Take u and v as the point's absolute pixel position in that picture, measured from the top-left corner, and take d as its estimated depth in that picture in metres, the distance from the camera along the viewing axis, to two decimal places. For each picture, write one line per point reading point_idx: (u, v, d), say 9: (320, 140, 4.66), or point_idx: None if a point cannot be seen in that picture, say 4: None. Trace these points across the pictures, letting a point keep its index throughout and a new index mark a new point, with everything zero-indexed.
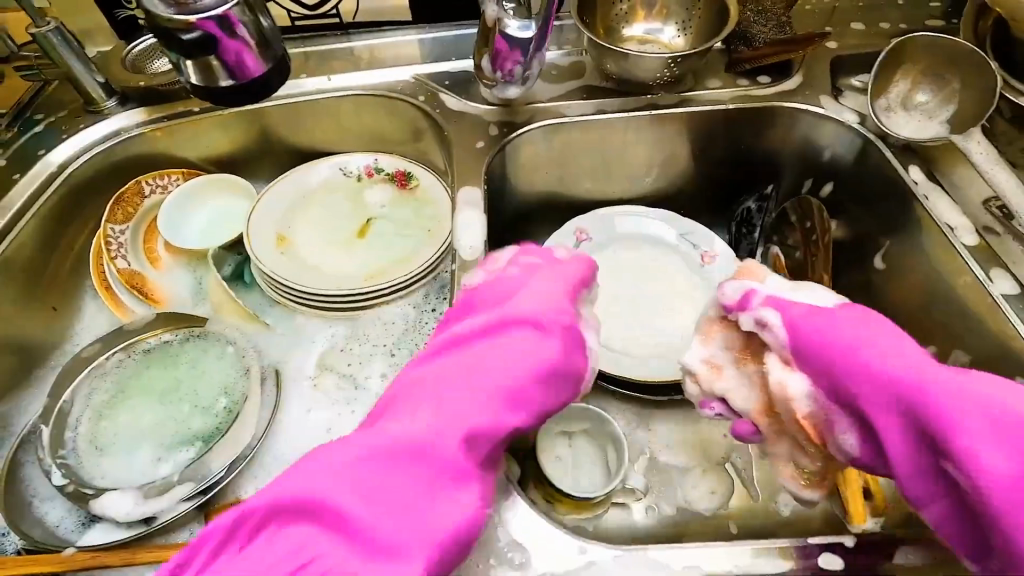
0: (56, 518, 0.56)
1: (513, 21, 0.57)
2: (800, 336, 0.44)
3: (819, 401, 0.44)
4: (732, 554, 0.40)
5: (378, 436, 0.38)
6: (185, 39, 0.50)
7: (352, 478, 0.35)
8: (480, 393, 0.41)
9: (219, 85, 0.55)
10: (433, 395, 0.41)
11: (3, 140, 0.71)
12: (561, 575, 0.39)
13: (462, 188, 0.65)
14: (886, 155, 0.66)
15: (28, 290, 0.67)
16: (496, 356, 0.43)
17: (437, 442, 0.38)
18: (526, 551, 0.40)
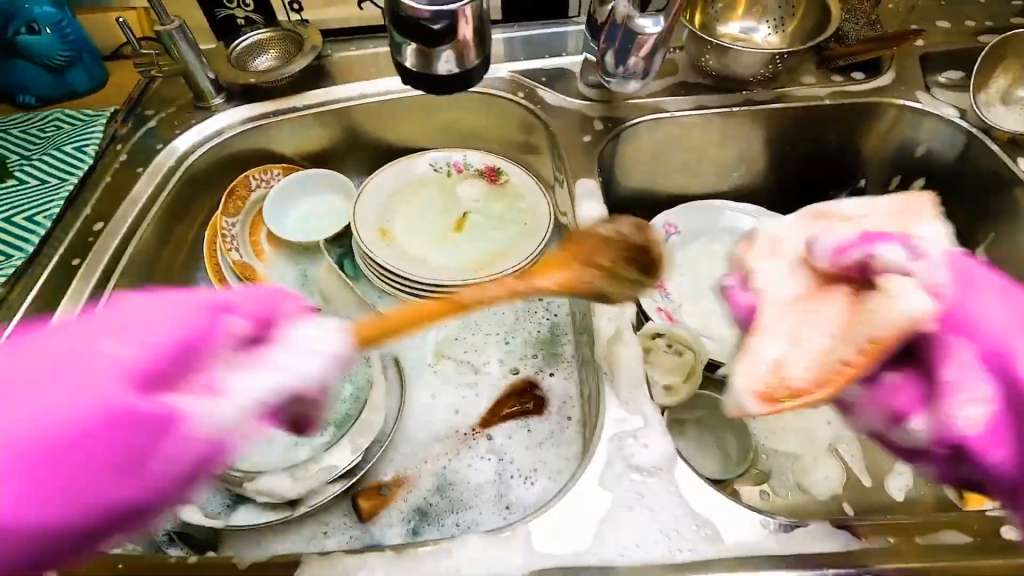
0: (202, 500, 0.57)
1: (645, 19, 0.59)
2: (970, 298, 0.44)
3: (953, 356, 0.43)
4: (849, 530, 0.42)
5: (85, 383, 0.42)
6: (434, 28, 0.47)
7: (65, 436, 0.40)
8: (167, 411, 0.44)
9: (434, 73, 0.50)
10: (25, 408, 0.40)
11: (120, 134, 0.73)
12: (750, 546, 0.41)
13: (577, 180, 0.68)
14: (992, 148, 0.68)
15: (155, 280, 0.69)
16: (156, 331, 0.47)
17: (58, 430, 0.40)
18: (714, 524, 0.42)
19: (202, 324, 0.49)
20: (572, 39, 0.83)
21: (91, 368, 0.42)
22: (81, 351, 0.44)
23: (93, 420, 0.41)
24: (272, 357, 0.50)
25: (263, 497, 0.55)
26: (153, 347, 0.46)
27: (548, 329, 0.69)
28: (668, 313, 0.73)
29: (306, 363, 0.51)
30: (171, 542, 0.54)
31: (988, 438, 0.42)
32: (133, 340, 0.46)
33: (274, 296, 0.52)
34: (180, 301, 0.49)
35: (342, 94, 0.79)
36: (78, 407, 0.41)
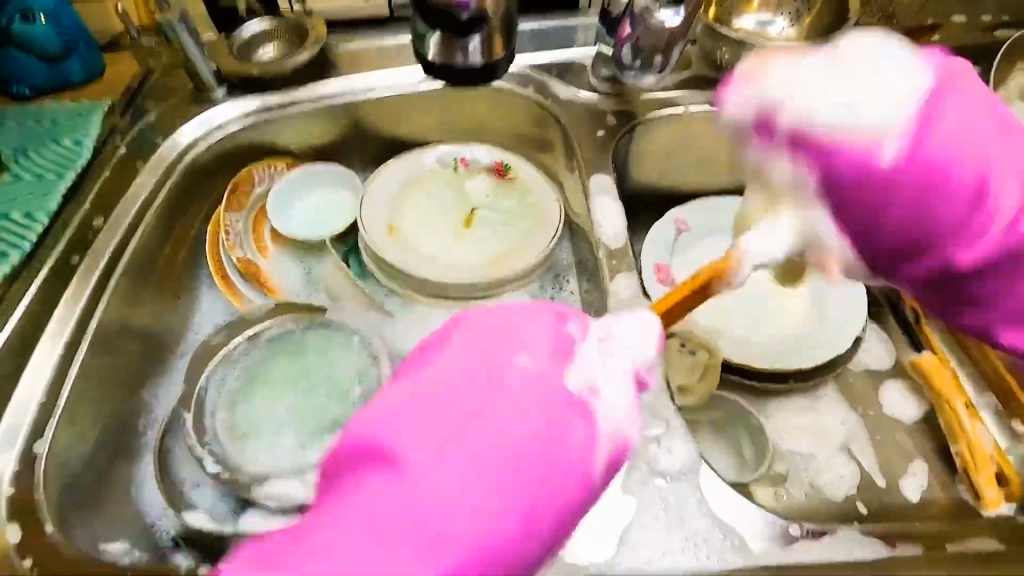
0: (209, 505, 0.56)
1: (665, 10, 0.58)
2: (925, 132, 0.49)
3: (894, 200, 0.51)
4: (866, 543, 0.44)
5: (410, 417, 0.40)
6: (464, 19, 0.49)
7: (413, 451, 0.38)
8: (484, 401, 0.41)
9: (458, 62, 0.53)
10: (441, 425, 0.39)
11: (118, 128, 0.70)
12: (778, 556, 0.43)
13: (592, 176, 0.67)
14: None
15: (155, 278, 0.66)
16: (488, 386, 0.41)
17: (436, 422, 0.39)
18: (742, 536, 0.43)
19: (539, 341, 0.44)
20: (581, 32, 0.81)
21: (513, 389, 0.41)
22: (430, 387, 0.42)
23: (473, 421, 0.40)
24: (595, 350, 0.44)
25: (272, 501, 0.54)
26: (485, 379, 0.42)
27: None
28: None
29: (608, 334, 0.45)
30: (175, 548, 0.54)
31: (873, 187, 0.51)
32: (447, 376, 0.42)
33: (539, 312, 0.46)
34: (505, 323, 0.45)
35: (349, 87, 0.77)
36: (494, 430, 0.39)
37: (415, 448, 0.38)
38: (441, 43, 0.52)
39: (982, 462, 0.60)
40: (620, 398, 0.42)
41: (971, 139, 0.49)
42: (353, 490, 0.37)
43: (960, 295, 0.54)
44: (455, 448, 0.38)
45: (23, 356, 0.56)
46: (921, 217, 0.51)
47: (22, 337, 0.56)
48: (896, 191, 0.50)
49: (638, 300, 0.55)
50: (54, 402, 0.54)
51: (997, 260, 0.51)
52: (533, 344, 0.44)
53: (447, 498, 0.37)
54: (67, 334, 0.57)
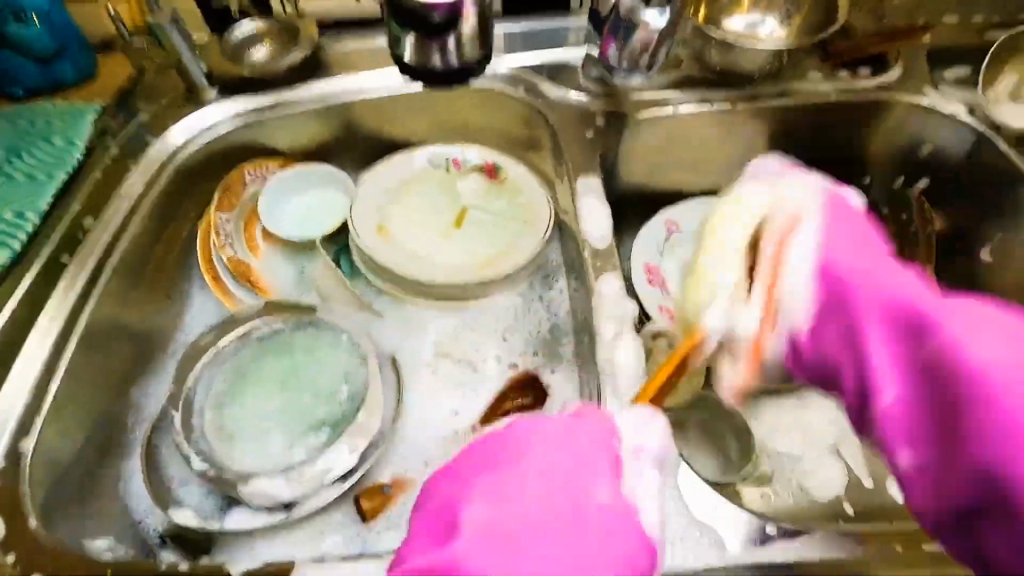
0: (196, 502, 0.56)
1: (652, 10, 0.58)
2: (835, 241, 0.45)
3: (839, 311, 0.44)
4: (843, 542, 0.44)
5: (481, 521, 0.42)
6: (436, 19, 0.50)
7: (489, 551, 0.41)
8: (542, 517, 0.42)
9: (430, 64, 0.54)
10: (512, 542, 0.41)
11: (110, 129, 0.71)
12: (754, 553, 0.44)
13: (580, 178, 0.68)
14: (1001, 148, 0.67)
15: (144, 278, 0.67)
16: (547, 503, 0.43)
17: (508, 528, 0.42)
18: (717, 535, 0.46)
19: (596, 458, 0.44)
20: (573, 33, 0.82)
21: (585, 516, 0.42)
22: (500, 504, 0.43)
23: (549, 539, 0.41)
24: (637, 471, 0.45)
25: (258, 500, 0.54)
26: (558, 504, 0.43)
27: (549, 326, 0.70)
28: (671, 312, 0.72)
29: (642, 449, 0.45)
30: (163, 544, 0.55)
31: (848, 281, 0.43)
32: (518, 492, 0.43)
33: (602, 429, 0.46)
34: (566, 449, 0.45)
35: (340, 88, 0.77)
36: (549, 540, 0.41)
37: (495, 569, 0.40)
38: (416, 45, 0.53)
39: None
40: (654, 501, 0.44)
41: (871, 260, 0.44)
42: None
43: (897, 423, 0.40)
44: (532, 568, 0.41)
45: (10, 356, 0.56)
46: (886, 323, 0.42)
47: (10, 337, 0.57)
48: (822, 288, 0.44)
49: (623, 301, 0.55)
50: (41, 401, 0.55)
51: (959, 390, 0.37)
52: (597, 464, 0.44)
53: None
54: (54, 334, 0.58)
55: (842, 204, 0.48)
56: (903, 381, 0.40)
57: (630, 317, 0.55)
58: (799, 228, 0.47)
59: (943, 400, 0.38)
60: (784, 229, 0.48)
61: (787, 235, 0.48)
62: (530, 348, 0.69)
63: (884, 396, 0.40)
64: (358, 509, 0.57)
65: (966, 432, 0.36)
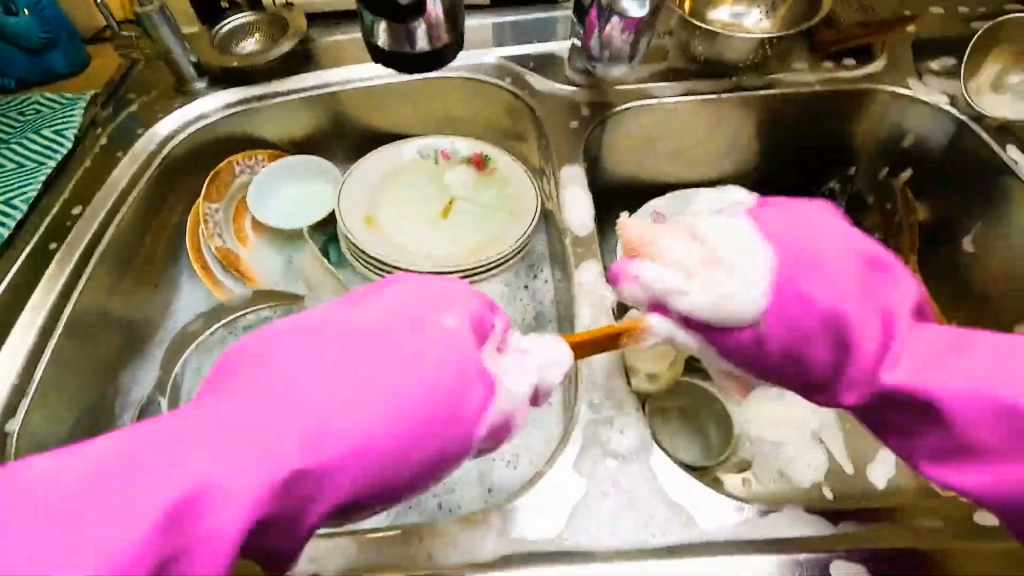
0: None
1: (632, 2, 0.59)
2: (834, 279, 0.41)
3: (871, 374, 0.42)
4: (813, 521, 0.45)
5: (299, 353, 0.40)
6: (403, 5, 0.50)
7: (299, 387, 0.38)
8: (363, 367, 0.39)
9: (404, 52, 0.55)
10: (339, 355, 0.40)
11: (100, 119, 0.72)
12: (726, 530, 0.45)
13: (563, 167, 0.68)
14: (983, 137, 0.67)
15: (133, 266, 0.68)
16: (376, 355, 0.40)
17: (314, 371, 0.39)
18: (691, 512, 0.45)
19: (451, 316, 0.42)
20: (562, 25, 0.82)
21: (418, 348, 0.40)
22: (344, 317, 0.42)
23: (374, 358, 0.40)
24: (514, 362, 0.43)
25: None
26: (400, 334, 0.41)
27: (534, 314, 0.71)
28: None
29: (526, 351, 0.44)
30: None
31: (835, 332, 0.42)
32: (362, 323, 0.42)
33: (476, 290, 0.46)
34: (419, 305, 0.43)
35: (328, 79, 0.78)
36: (359, 392, 0.38)
37: (307, 373, 0.38)
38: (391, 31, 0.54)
39: None
40: (524, 379, 0.42)
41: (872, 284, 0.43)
42: (223, 386, 0.39)
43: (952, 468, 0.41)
44: (341, 379, 0.38)
45: None
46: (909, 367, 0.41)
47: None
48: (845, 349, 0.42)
49: (602, 287, 0.56)
50: (27, 384, 0.55)
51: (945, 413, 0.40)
52: (457, 311, 0.43)
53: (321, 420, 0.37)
54: (41, 318, 0.58)
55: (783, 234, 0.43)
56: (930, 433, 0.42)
57: (609, 302, 0.55)
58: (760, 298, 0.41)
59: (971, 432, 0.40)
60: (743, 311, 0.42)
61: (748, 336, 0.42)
62: None
63: (940, 439, 0.41)
64: None
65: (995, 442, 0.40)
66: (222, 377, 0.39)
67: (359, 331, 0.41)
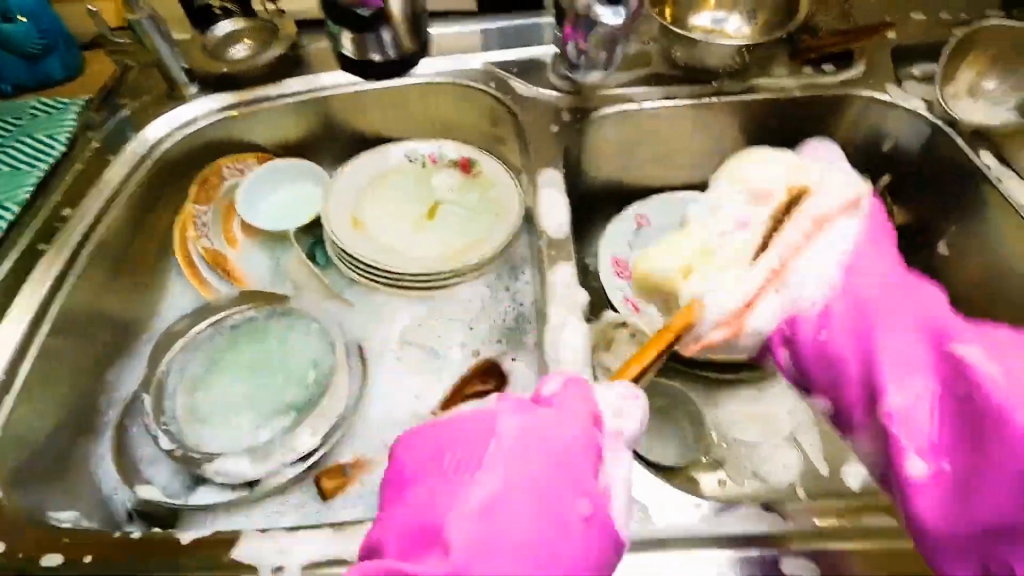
0: (162, 482, 0.58)
1: (606, 10, 0.61)
2: (873, 247, 0.51)
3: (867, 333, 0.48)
4: (766, 517, 0.46)
5: (457, 527, 0.39)
6: (363, 17, 0.58)
7: (474, 563, 0.38)
8: (522, 530, 0.39)
9: (371, 60, 0.63)
10: (490, 527, 0.39)
11: (93, 123, 0.73)
12: (682, 524, 0.46)
13: (541, 170, 0.69)
14: (957, 141, 0.68)
15: (122, 266, 0.69)
16: (529, 516, 0.39)
17: (482, 542, 0.38)
18: (648, 507, 0.48)
19: (573, 447, 0.42)
20: (548, 31, 0.83)
21: (566, 520, 0.40)
22: (478, 503, 0.40)
23: (531, 528, 0.39)
24: (611, 456, 0.43)
25: (220, 477, 0.57)
26: (537, 489, 0.40)
27: (514, 316, 0.72)
28: (636, 304, 0.74)
29: (621, 431, 0.44)
30: (130, 519, 0.58)
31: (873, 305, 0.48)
32: (500, 502, 0.40)
33: (574, 416, 0.43)
34: (539, 432, 0.42)
35: (316, 84, 0.79)
36: (527, 555, 0.38)
37: (482, 568, 0.38)
38: (355, 41, 0.61)
39: None
40: (627, 481, 0.42)
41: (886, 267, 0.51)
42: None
43: (907, 436, 0.43)
44: (514, 565, 0.38)
45: None
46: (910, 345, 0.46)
47: None
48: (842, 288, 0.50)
49: (574, 288, 0.57)
50: (14, 379, 0.57)
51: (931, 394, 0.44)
52: (578, 465, 0.41)
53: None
54: (29, 316, 0.60)
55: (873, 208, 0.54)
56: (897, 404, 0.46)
57: (580, 304, 0.56)
58: (846, 216, 0.52)
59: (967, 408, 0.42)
60: (816, 221, 0.52)
61: (817, 232, 0.52)
62: (494, 337, 0.71)
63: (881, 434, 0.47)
64: (319, 492, 0.58)
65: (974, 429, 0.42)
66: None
67: (495, 492, 0.40)
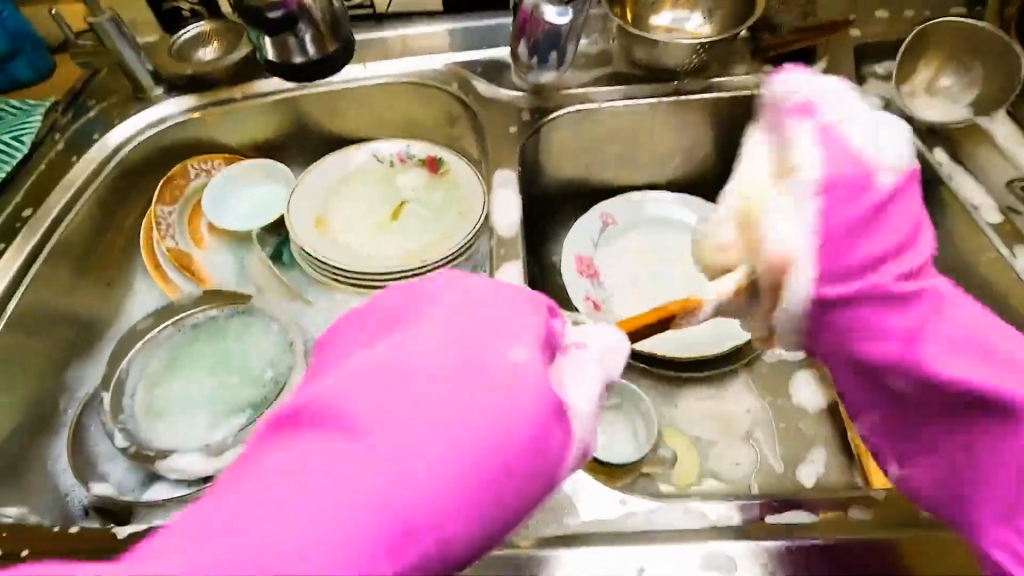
0: (119, 479, 0.60)
1: (551, 7, 0.63)
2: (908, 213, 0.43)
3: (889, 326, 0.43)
4: (691, 514, 0.47)
5: (381, 362, 0.36)
6: (271, 15, 0.62)
7: (376, 404, 0.34)
8: (447, 382, 0.36)
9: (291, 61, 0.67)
10: (408, 373, 0.36)
11: (59, 125, 0.74)
12: (609, 522, 0.47)
13: (497, 170, 0.70)
14: (911, 139, 0.68)
15: (86, 266, 0.70)
16: (457, 365, 0.36)
17: (399, 381, 0.35)
18: (575, 504, 0.48)
19: (519, 323, 0.39)
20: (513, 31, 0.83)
21: (492, 377, 0.36)
22: (399, 346, 0.38)
23: (455, 387, 0.35)
24: (573, 361, 0.41)
25: (172, 473, 0.58)
26: (463, 350, 0.37)
27: None
28: (597, 302, 0.74)
29: (585, 343, 0.42)
30: (85, 515, 0.58)
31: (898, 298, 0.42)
32: (417, 347, 0.37)
33: (527, 295, 0.42)
34: (475, 301, 0.41)
35: (280, 85, 0.79)
36: (449, 412, 0.34)
37: (387, 410, 0.34)
38: (276, 44, 0.66)
39: (873, 449, 0.61)
40: (589, 393, 0.39)
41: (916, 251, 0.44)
42: (283, 446, 0.33)
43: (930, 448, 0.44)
44: (418, 412, 0.34)
45: None
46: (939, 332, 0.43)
47: None
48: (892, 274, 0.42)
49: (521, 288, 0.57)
50: None
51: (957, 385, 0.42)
52: (518, 329, 0.39)
53: (402, 461, 0.32)
54: None
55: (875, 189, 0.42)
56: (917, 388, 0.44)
57: None
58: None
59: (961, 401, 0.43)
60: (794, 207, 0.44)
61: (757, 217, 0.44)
62: None
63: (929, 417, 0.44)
64: None
65: (970, 440, 0.43)
66: (276, 433, 0.34)
67: (421, 338, 0.38)
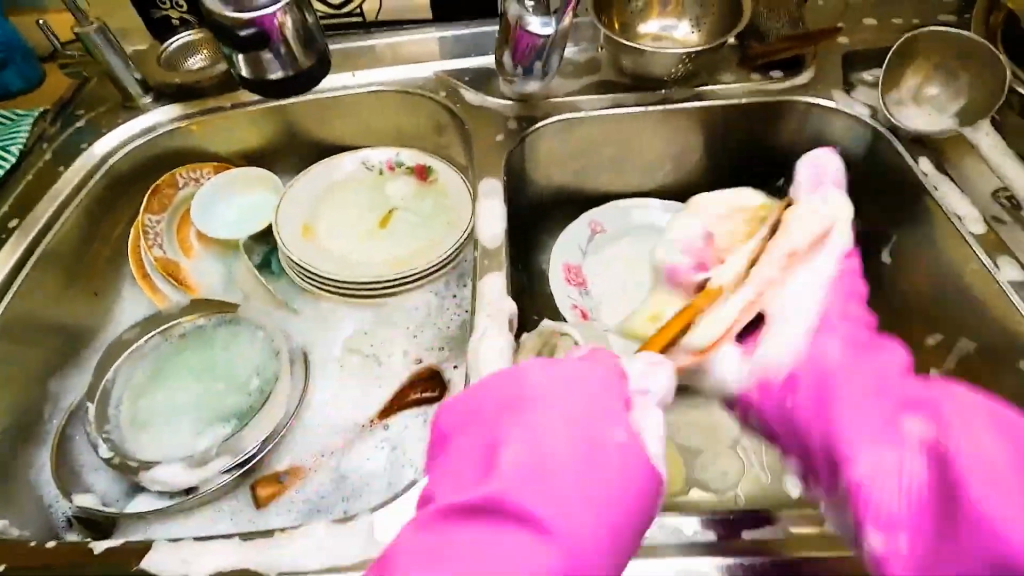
0: (103, 489, 0.60)
1: (534, 18, 0.63)
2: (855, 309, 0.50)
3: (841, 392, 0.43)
4: (670, 528, 0.47)
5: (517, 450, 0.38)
6: (242, 34, 0.62)
7: (527, 492, 0.37)
8: (576, 467, 0.38)
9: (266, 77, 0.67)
10: (543, 457, 0.38)
11: (47, 134, 0.75)
12: None
13: (483, 179, 0.70)
14: (896, 148, 0.68)
15: (73, 276, 0.71)
16: (578, 448, 0.39)
17: (540, 468, 0.38)
18: None
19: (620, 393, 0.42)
20: None
21: (611, 457, 0.39)
22: (526, 431, 0.39)
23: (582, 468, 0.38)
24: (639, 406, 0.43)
25: (156, 485, 0.58)
26: (584, 431, 0.40)
27: (458, 325, 0.71)
28: (584, 310, 0.74)
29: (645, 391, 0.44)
30: (69, 527, 0.59)
31: (867, 385, 0.43)
32: (545, 434, 0.39)
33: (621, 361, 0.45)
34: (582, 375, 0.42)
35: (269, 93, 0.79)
36: (585, 492, 0.38)
37: (536, 497, 0.37)
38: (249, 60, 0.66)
39: None
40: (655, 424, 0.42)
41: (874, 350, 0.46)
42: (454, 542, 0.36)
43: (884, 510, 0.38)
44: (557, 498, 0.37)
45: None
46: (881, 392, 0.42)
47: None
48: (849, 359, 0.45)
49: (503, 299, 0.57)
50: None
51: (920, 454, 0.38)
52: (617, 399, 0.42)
53: (560, 546, 0.36)
54: None
55: (847, 267, 0.55)
56: (876, 452, 0.40)
57: (508, 314, 0.57)
58: (821, 246, 0.57)
59: (936, 482, 0.37)
60: (818, 235, 0.58)
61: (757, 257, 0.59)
62: (436, 345, 0.70)
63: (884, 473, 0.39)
64: (251, 497, 0.60)
65: (953, 531, 0.36)
66: (438, 532, 0.37)
67: (543, 422, 0.40)
